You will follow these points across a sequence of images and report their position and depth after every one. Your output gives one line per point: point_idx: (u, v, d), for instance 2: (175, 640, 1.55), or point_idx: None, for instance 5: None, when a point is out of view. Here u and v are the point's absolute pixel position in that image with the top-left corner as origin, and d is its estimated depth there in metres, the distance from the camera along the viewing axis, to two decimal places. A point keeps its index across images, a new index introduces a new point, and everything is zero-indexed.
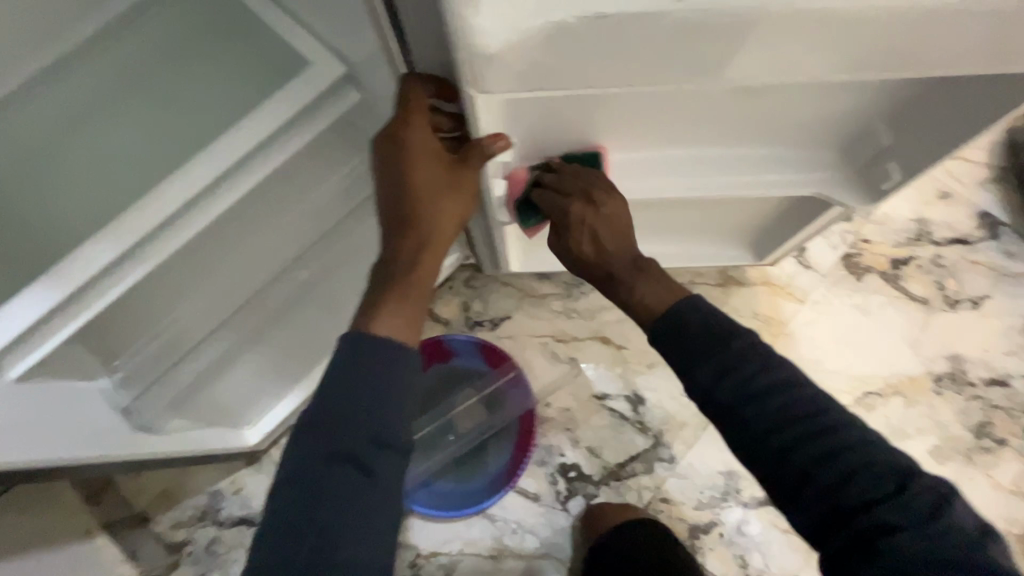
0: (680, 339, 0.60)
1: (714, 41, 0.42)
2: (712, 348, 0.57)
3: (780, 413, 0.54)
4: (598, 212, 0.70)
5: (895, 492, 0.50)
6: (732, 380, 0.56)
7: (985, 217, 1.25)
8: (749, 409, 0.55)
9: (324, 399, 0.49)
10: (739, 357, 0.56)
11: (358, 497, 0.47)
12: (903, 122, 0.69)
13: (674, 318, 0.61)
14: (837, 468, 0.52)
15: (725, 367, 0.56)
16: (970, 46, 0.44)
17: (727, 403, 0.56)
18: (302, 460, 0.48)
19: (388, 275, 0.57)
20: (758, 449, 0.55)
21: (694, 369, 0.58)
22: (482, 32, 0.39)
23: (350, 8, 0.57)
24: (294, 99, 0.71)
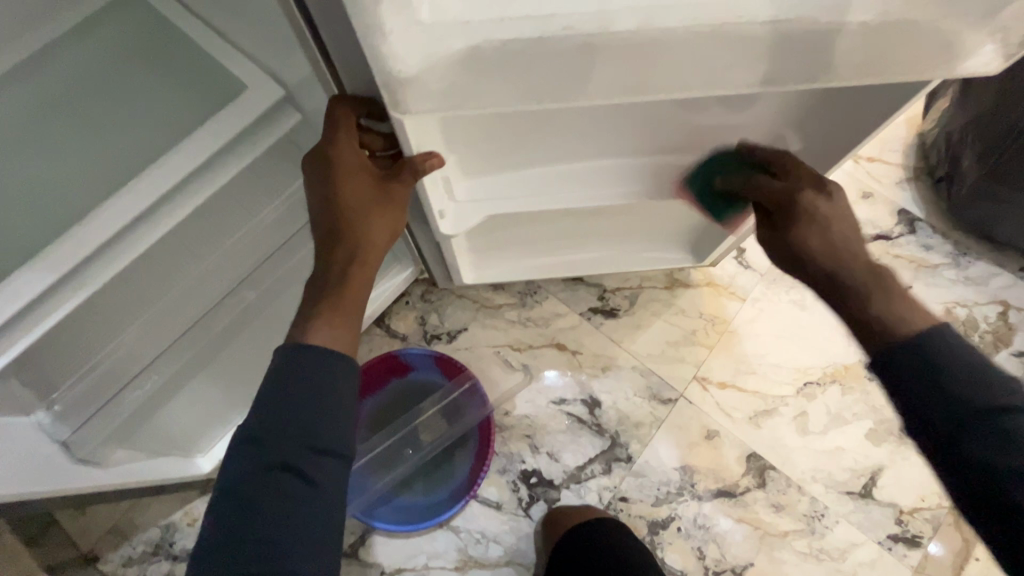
0: (927, 370, 0.56)
1: (610, 59, 0.46)
2: (976, 390, 0.54)
3: None
4: (830, 207, 0.67)
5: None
6: (992, 428, 0.53)
7: (904, 214, 1.35)
8: (1000, 466, 0.52)
9: (260, 411, 0.50)
10: (1008, 405, 0.53)
11: (298, 507, 0.47)
12: (809, 129, 0.75)
13: (923, 345, 0.56)
14: None
15: (985, 413, 0.53)
16: (841, 61, 0.49)
17: (979, 452, 0.53)
18: (240, 475, 0.48)
19: (320, 288, 0.57)
20: (998, 506, 0.53)
21: (939, 410, 0.54)
22: (395, 60, 0.42)
23: (281, 34, 0.59)
24: (232, 121, 0.72)
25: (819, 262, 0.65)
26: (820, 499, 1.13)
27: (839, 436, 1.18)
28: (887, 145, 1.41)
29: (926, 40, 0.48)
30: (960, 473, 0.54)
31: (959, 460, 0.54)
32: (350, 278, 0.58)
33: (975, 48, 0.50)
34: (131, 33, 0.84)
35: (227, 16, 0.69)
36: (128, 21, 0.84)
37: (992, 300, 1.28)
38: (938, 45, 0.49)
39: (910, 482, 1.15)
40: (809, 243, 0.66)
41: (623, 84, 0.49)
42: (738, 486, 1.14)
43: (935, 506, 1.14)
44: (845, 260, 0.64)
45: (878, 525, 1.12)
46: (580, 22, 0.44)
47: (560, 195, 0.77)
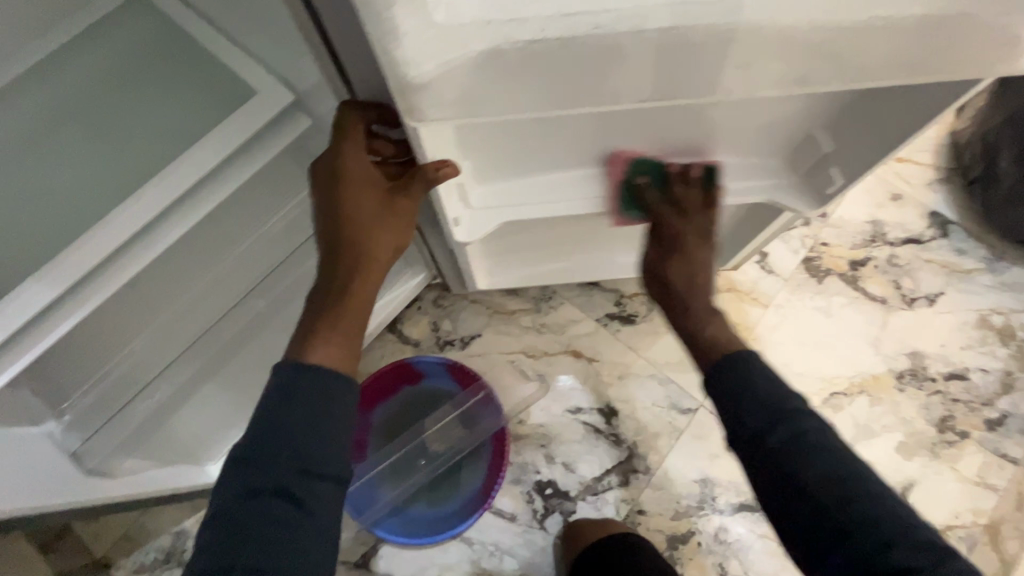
0: (740, 379, 0.63)
1: (637, 64, 0.44)
2: (772, 395, 0.61)
3: (825, 469, 0.57)
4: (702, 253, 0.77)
5: (930, 565, 0.51)
6: (788, 425, 0.59)
7: (935, 217, 1.30)
8: (794, 459, 0.58)
9: (258, 432, 0.48)
10: (797, 409, 0.60)
11: (300, 535, 0.45)
12: (842, 132, 0.71)
13: (739, 359, 0.65)
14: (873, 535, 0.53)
15: (775, 416, 0.60)
16: (885, 62, 0.46)
17: (779, 446, 0.59)
18: (239, 502, 0.46)
19: (322, 301, 0.55)
20: (798, 503, 0.57)
21: (745, 410, 0.61)
22: (408, 63, 0.39)
23: (289, 37, 0.56)
24: (241, 127, 0.70)
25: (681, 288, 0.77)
26: None
27: (867, 449, 1.13)
28: (917, 144, 1.35)
29: (980, 36, 0.45)
30: (764, 473, 0.59)
31: (759, 464, 0.60)
32: (353, 292, 0.55)
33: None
34: (140, 37, 0.83)
35: (234, 18, 0.66)
36: (135, 25, 0.83)
37: None
38: (992, 40, 0.45)
39: (942, 499, 1.10)
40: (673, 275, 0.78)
41: (655, 87, 0.46)
42: None
43: (969, 524, 1.09)
44: (695, 296, 0.76)
45: None
46: (610, 22, 0.41)
47: (576, 200, 0.74)
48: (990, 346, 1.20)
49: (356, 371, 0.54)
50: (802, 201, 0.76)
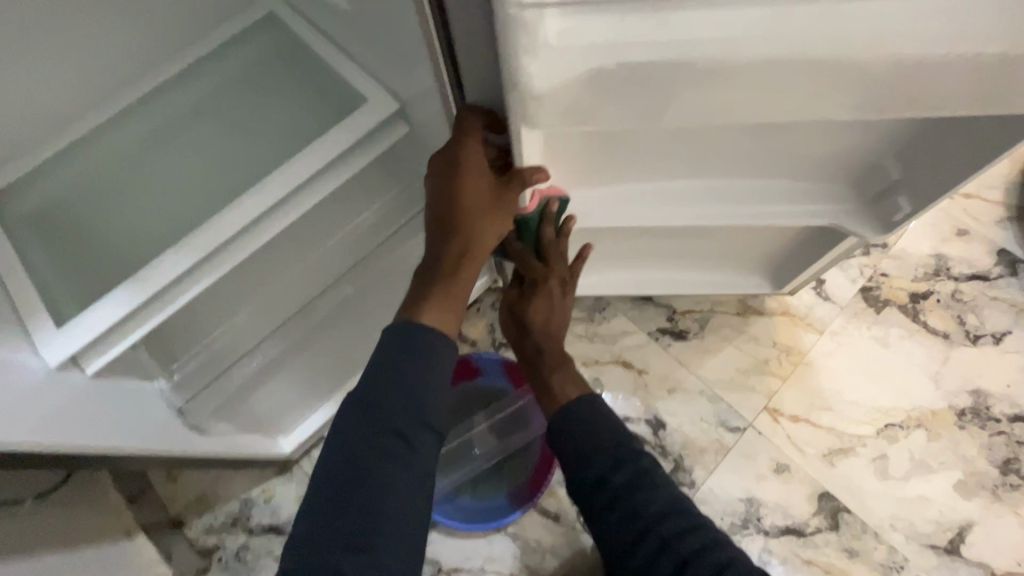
0: (591, 428, 0.77)
1: (722, 88, 0.49)
2: (613, 441, 0.75)
3: (662, 502, 0.71)
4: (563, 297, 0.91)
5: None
6: (630, 466, 0.73)
7: (1004, 254, 1.27)
8: (637, 495, 0.71)
9: (372, 380, 0.54)
10: (634, 451, 0.75)
11: (401, 473, 0.52)
12: (912, 160, 0.73)
13: (592, 410, 0.79)
14: (700, 548, 0.67)
15: (619, 457, 0.74)
16: (962, 92, 0.49)
17: (623, 482, 0.72)
18: (353, 438, 0.53)
19: (431, 277, 0.63)
20: (640, 533, 0.70)
21: (599, 456, 0.74)
22: (534, 75, 0.47)
23: (410, 54, 0.65)
24: (352, 130, 0.79)
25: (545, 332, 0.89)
26: (899, 550, 1.07)
27: (923, 485, 1.11)
28: (986, 181, 1.34)
29: None
30: (613, 509, 0.72)
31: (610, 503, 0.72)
32: (459, 269, 0.63)
33: None
34: (264, 51, 0.95)
35: (357, 36, 0.77)
36: (260, 41, 0.94)
37: None
38: None
39: (1001, 543, 1.06)
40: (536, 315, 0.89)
41: (735, 108, 0.51)
42: (808, 525, 1.09)
43: None
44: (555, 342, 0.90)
45: None
46: (713, 48, 0.46)
47: (647, 212, 0.81)
48: None
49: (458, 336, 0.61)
50: (868, 226, 0.79)
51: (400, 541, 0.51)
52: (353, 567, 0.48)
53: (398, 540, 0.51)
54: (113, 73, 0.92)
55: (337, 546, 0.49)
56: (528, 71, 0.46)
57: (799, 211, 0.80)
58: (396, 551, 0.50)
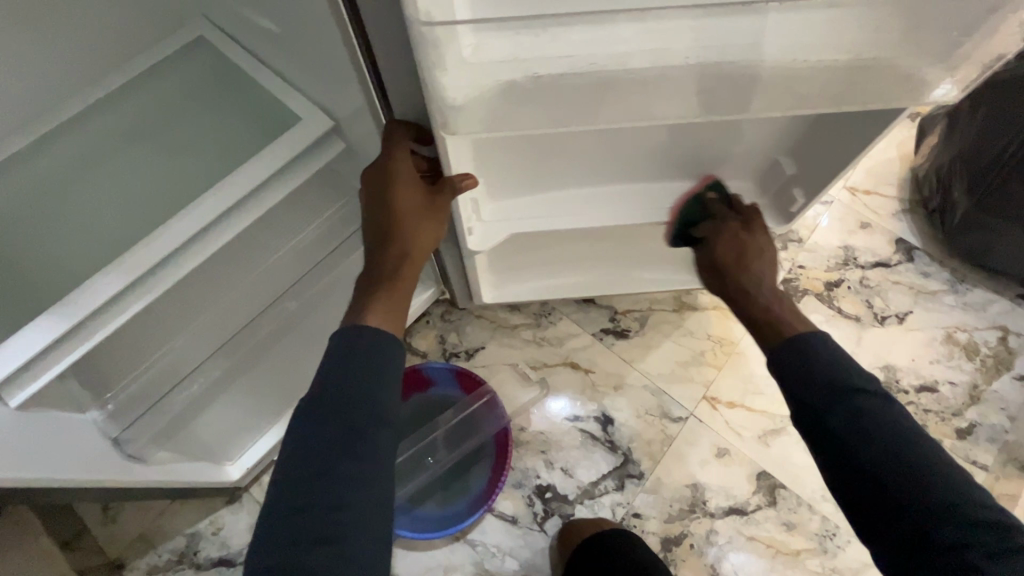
0: (800, 361, 0.66)
1: (611, 96, 0.55)
2: (833, 378, 0.63)
3: (883, 447, 0.60)
4: (751, 239, 0.81)
5: (978, 535, 0.55)
6: (848, 406, 0.62)
7: (901, 243, 1.41)
8: (852, 439, 0.61)
9: (327, 381, 0.56)
10: (858, 388, 0.63)
11: (360, 467, 0.53)
12: (801, 157, 0.82)
13: (808, 341, 0.67)
14: (928, 505, 0.57)
15: (840, 395, 0.62)
16: (819, 94, 0.57)
17: (842, 422, 0.62)
18: (311, 437, 0.54)
19: (371, 282, 0.65)
20: (852, 476, 0.61)
21: (804, 392, 0.64)
22: (449, 90, 0.51)
23: (338, 74, 0.68)
24: (288, 148, 0.81)
25: (751, 275, 0.78)
26: (830, 518, 1.15)
27: None
28: (882, 178, 1.49)
29: (890, 78, 0.56)
30: (827, 445, 0.63)
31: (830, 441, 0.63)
32: (401, 272, 0.66)
33: (936, 83, 0.58)
34: (193, 74, 0.95)
35: (286, 56, 0.78)
36: (189, 63, 0.94)
37: (991, 326, 1.32)
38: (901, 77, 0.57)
39: None
40: (726, 256, 0.80)
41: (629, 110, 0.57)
42: (748, 504, 1.16)
43: None
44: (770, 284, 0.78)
45: None
46: (601, 61, 0.53)
47: (575, 216, 0.85)
48: (958, 360, 1.28)
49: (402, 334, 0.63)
50: (772, 217, 0.89)
51: (364, 532, 0.52)
52: (319, 561, 0.49)
53: (362, 530, 0.52)
54: (31, 102, 0.90)
55: (305, 543, 0.50)
56: (445, 94, 0.51)
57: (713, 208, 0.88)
58: (362, 541, 0.51)
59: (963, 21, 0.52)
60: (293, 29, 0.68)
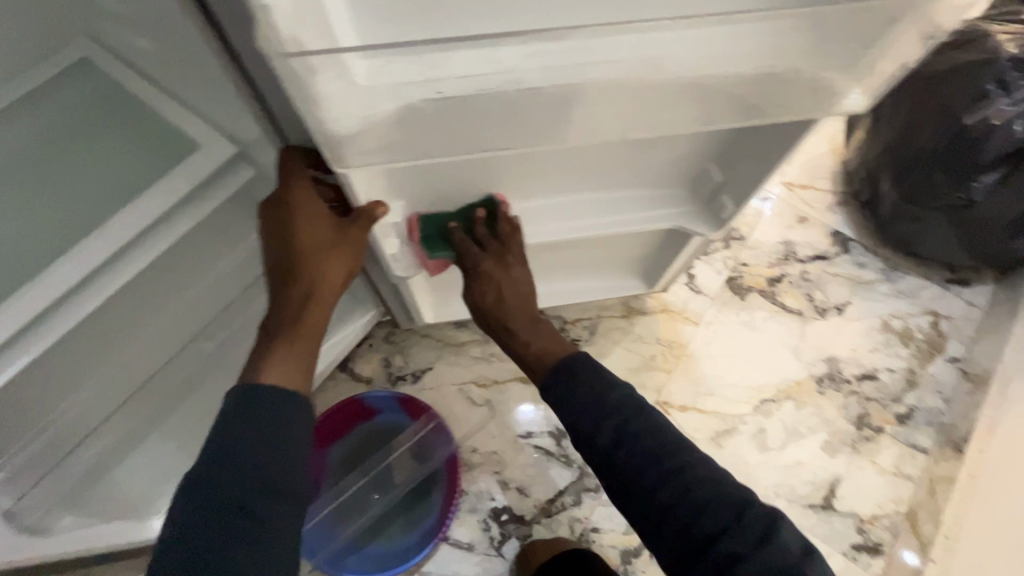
0: (568, 388, 0.71)
1: (513, 115, 0.53)
2: (595, 399, 0.68)
3: (650, 454, 0.65)
4: (510, 276, 0.81)
5: (732, 523, 0.60)
6: (610, 427, 0.67)
7: (837, 235, 1.45)
8: (624, 452, 0.65)
9: (215, 454, 0.52)
10: (618, 408, 0.68)
11: (250, 549, 0.49)
12: (728, 164, 0.81)
13: (568, 374, 0.71)
14: (689, 505, 0.62)
15: (602, 418, 0.67)
16: (727, 102, 0.56)
17: (608, 441, 0.66)
18: (195, 518, 0.49)
19: (275, 326, 0.63)
20: (630, 486, 0.65)
21: (580, 418, 0.68)
22: (335, 119, 0.47)
23: (229, 97, 0.62)
24: (184, 176, 0.73)
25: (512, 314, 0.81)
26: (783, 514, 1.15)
27: (796, 450, 1.22)
28: (816, 172, 1.52)
29: (796, 87, 0.56)
30: (604, 461, 0.67)
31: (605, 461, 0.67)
32: (305, 315, 0.63)
33: (845, 90, 0.57)
34: (81, 99, 0.86)
35: (174, 77, 0.71)
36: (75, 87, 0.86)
37: (924, 311, 1.36)
38: (809, 86, 0.56)
39: (865, 491, 1.19)
40: (486, 299, 0.82)
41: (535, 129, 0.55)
42: None
43: (892, 513, 1.18)
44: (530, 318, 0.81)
45: (840, 534, 1.15)
46: (497, 83, 0.48)
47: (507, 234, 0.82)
48: (894, 347, 1.32)
49: (306, 382, 0.60)
50: (705, 224, 0.87)
51: None
52: None
53: None
54: None
55: None
56: (333, 105, 0.46)
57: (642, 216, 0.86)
58: None
59: (867, 31, 0.50)
60: (171, 50, 0.61)
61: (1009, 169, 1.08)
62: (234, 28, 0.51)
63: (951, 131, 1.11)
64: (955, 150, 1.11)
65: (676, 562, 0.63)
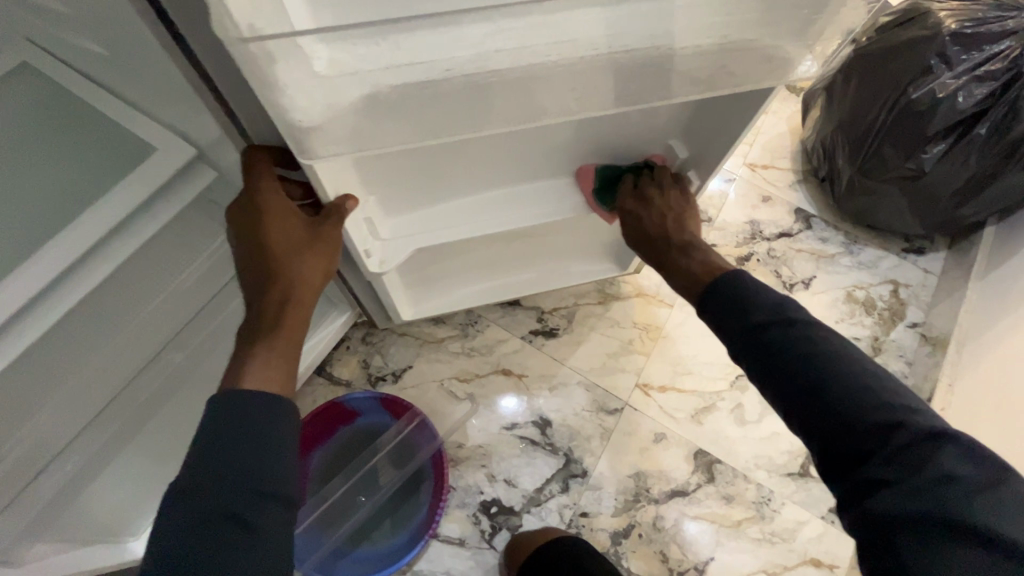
0: (717, 299, 0.66)
1: (475, 97, 0.53)
2: (737, 319, 0.63)
3: (791, 370, 0.59)
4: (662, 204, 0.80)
5: (887, 447, 0.53)
6: (761, 338, 0.61)
7: (800, 212, 1.49)
8: (766, 367, 0.60)
9: (199, 462, 0.50)
10: (768, 320, 0.62)
11: (240, 556, 0.47)
12: (693, 137, 0.84)
13: (719, 289, 0.67)
14: (838, 422, 0.56)
15: (744, 330, 0.62)
16: (687, 72, 0.57)
17: (754, 353, 0.61)
18: (181, 531, 0.47)
19: (253, 333, 0.60)
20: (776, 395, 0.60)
21: (725, 330, 0.65)
22: (298, 111, 0.47)
23: (184, 97, 0.60)
24: (141, 181, 0.70)
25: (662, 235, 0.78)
26: (765, 484, 1.18)
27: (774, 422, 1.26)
28: (776, 152, 1.57)
29: (753, 56, 0.57)
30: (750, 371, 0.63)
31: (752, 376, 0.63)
32: (284, 318, 0.60)
33: (798, 59, 0.59)
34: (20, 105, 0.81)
35: (122, 78, 0.68)
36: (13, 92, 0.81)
37: (884, 280, 1.42)
38: (763, 56, 0.57)
39: None
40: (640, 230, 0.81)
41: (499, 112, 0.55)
42: (689, 484, 1.17)
43: None
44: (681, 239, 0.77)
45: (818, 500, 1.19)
46: (459, 65, 0.49)
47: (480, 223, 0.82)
48: (859, 317, 1.37)
49: (289, 384, 0.58)
50: None
51: None
52: None
53: None
54: None
55: None
56: (290, 90, 0.45)
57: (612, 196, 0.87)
58: None
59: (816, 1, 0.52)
60: (117, 48, 0.59)
61: (954, 139, 1.13)
62: (186, 20, 0.50)
63: (900, 105, 1.15)
64: (903, 124, 1.15)
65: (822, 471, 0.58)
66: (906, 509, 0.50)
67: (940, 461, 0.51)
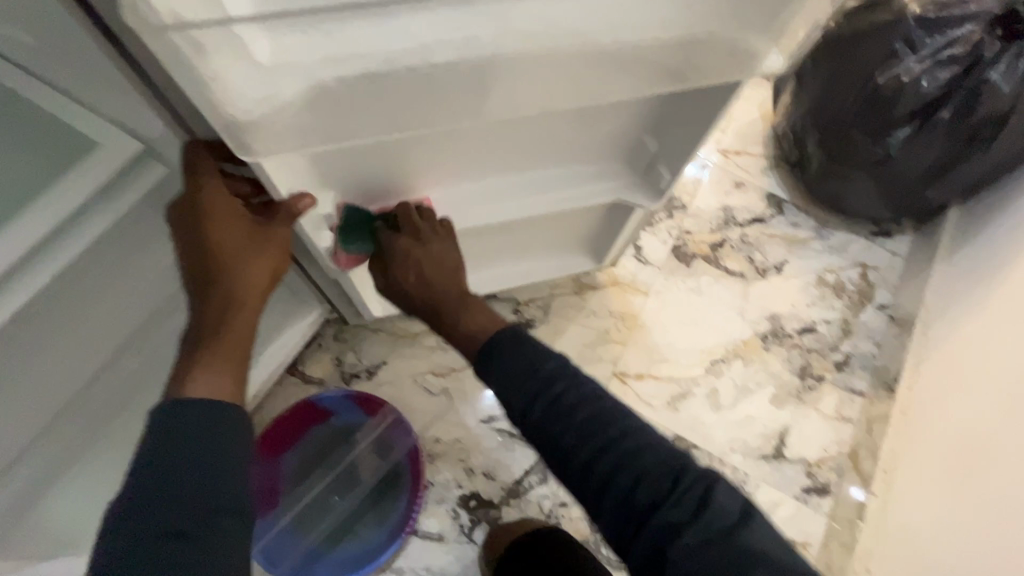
0: (505, 360, 0.65)
1: (434, 96, 0.52)
2: (511, 382, 0.64)
3: (583, 428, 0.60)
4: (423, 255, 0.78)
5: (668, 494, 0.57)
6: (547, 401, 0.62)
7: (772, 198, 1.50)
8: (555, 429, 0.61)
9: (143, 477, 0.48)
10: (553, 379, 0.63)
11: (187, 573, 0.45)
12: (662, 130, 0.82)
13: (502, 351, 0.67)
14: (622, 479, 0.58)
15: (537, 391, 0.62)
16: (648, 65, 0.56)
17: (539, 418, 0.62)
18: (124, 549, 0.45)
19: (197, 338, 0.58)
20: (568, 459, 0.61)
21: (512, 395, 0.63)
22: (237, 102, 0.45)
23: (121, 89, 0.56)
24: (83, 179, 0.66)
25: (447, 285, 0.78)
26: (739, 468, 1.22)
27: (748, 406, 1.28)
28: (748, 138, 1.57)
29: (718, 47, 0.56)
30: (536, 434, 0.62)
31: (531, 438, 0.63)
32: (228, 321, 0.59)
33: (764, 52, 0.58)
34: None
35: (54, 68, 0.63)
36: None
37: (854, 263, 1.44)
38: (726, 50, 0.57)
39: (811, 437, 1.26)
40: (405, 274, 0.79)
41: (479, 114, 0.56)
42: None
43: (836, 454, 1.25)
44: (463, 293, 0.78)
45: (791, 480, 1.22)
46: (405, 56, 0.47)
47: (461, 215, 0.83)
48: (829, 300, 1.39)
49: (238, 392, 0.56)
50: (644, 195, 0.87)
51: None
52: None
53: None
54: None
55: None
56: (226, 80, 0.43)
57: (583, 189, 0.86)
58: None
59: None
60: (44, 39, 0.54)
61: (918, 124, 1.15)
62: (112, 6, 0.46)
63: (866, 92, 1.17)
64: (869, 109, 1.18)
65: (613, 533, 0.59)
66: (700, 550, 0.53)
67: (716, 501, 0.56)
